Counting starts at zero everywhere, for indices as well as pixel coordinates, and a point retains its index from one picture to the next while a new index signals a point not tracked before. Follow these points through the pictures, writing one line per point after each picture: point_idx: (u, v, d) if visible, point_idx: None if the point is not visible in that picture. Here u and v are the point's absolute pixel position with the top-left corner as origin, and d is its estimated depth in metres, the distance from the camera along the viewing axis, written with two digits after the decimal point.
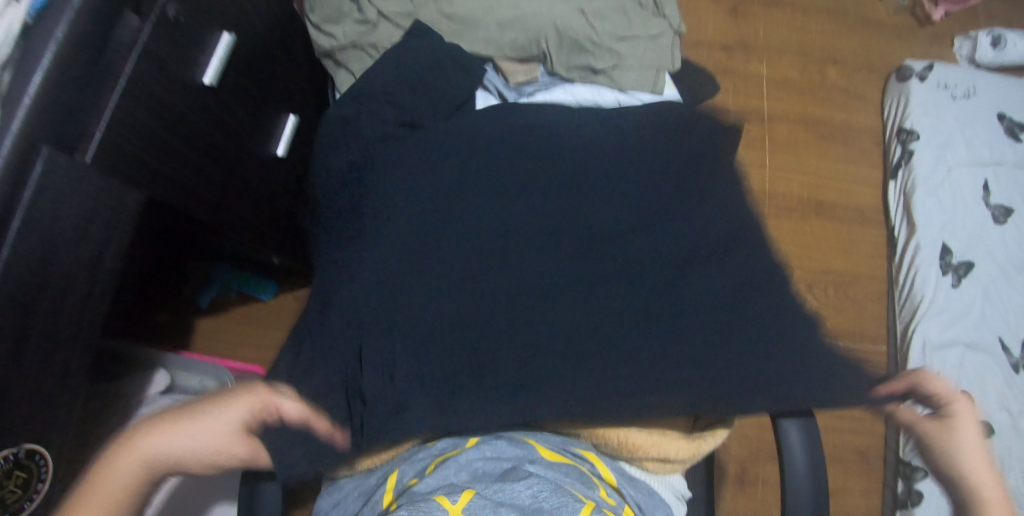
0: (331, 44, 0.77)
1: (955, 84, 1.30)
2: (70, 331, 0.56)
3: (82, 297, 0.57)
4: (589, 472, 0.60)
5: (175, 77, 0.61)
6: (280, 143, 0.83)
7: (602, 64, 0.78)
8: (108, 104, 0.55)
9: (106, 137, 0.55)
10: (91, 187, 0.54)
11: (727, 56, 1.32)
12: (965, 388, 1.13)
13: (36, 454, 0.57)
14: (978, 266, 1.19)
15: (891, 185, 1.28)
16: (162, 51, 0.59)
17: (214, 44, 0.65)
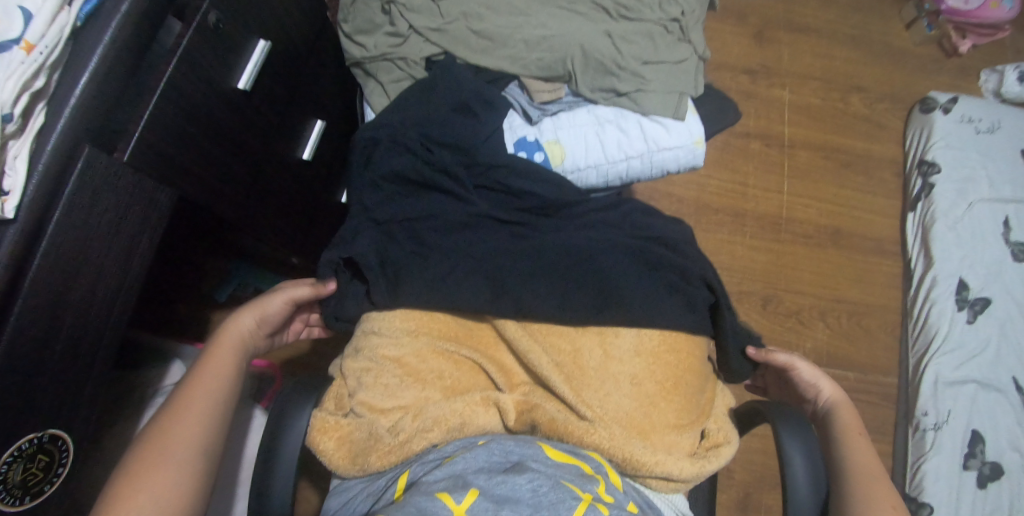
0: (362, 54, 0.79)
1: (979, 118, 1.29)
2: (98, 320, 0.57)
3: (112, 291, 0.58)
4: (594, 470, 0.61)
5: (212, 82, 0.63)
6: (308, 146, 0.84)
7: (626, 88, 0.79)
8: (147, 105, 0.56)
9: (144, 138, 0.57)
10: (128, 184, 0.56)
11: (750, 80, 1.33)
12: (975, 427, 1.13)
13: (60, 439, 0.57)
14: (994, 303, 1.18)
15: (909, 217, 1.28)
16: (202, 56, 0.61)
17: (250, 51, 0.67)
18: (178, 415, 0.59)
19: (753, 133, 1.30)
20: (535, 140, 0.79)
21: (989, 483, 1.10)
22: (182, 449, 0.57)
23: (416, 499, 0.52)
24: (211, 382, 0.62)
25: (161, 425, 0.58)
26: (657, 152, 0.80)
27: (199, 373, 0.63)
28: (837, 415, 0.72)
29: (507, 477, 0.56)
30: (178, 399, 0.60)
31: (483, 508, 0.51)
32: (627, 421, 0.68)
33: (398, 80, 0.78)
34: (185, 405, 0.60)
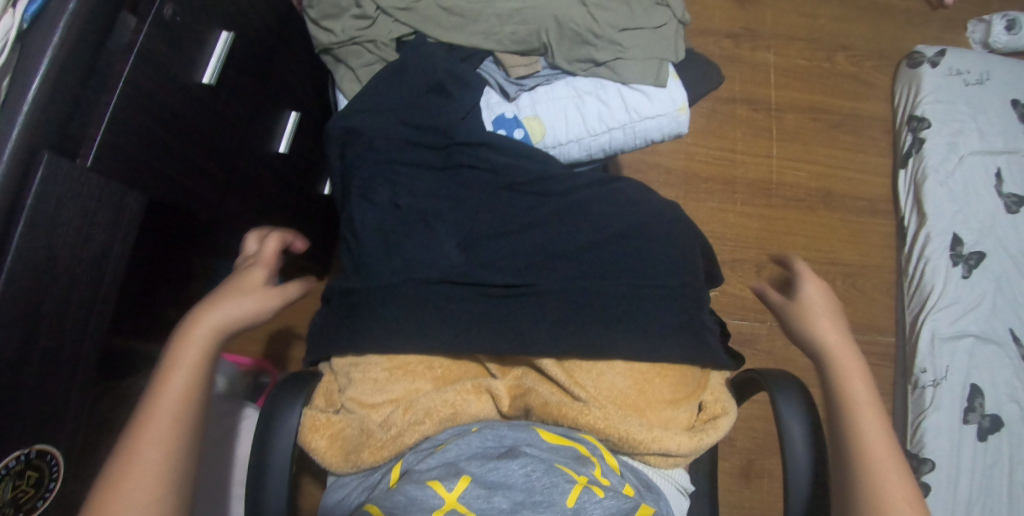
0: (330, 40, 0.76)
1: (968, 70, 1.27)
2: (76, 331, 0.56)
3: (86, 300, 0.56)
4: (589, 453, 0.61)
5: (173, 76, 0.61)
6: (282, 140, 0.83)
7: (604, 57, 0.77)
8: (107, 106, 0.55)
9: (108, 139, 0.55)
10: (94, 188, 0.55)
11: (733, 43, 1.30)
12: (974, 381, 1.13)
13: (46, 453, 0.56)
14: (990, 256, 1.18)
15: (901, 174, 1.26)
16: (160, 51, 0.59)
17: (212, 43, 0.65)
18: (156, 419, 0.55)
19: (739, 98, 1.28)
20: (513, 117, 0.77)
21: (989, 435, 1.11)
22: (146, 472, 0.53)
23: (406, 488, 0.53)
24: (185, 381, 0.58)
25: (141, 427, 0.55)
26: (639, 122, 0.78)
27: (168, 376, 0.58)
28: (836, 364, 0.68)
29: (501, 462, 0.55)
30: (151, 402, 0.56)
31: (474, 496, 0.52)
32: (622, 400, 0.67)
33: (369, 65, 0.76)
34: (133, 441, 0.54)
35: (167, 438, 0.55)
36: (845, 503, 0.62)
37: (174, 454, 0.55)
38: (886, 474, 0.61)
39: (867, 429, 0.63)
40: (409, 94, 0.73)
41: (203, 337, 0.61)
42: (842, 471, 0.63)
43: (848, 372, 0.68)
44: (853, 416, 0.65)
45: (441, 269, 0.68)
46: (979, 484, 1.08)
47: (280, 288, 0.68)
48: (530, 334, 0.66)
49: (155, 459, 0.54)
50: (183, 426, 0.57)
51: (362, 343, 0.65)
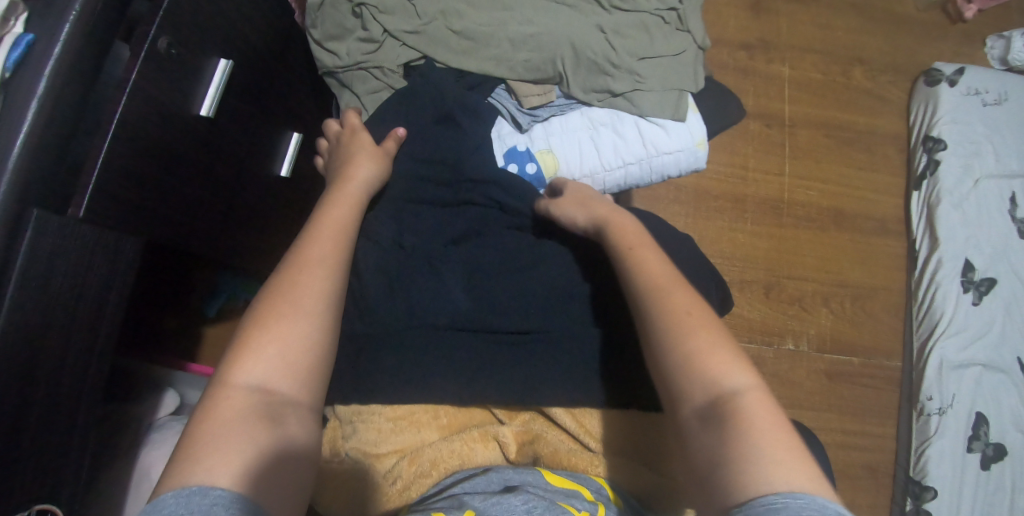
0: (335, 63, 0.72)
1: (986, 89, 1.24)
2: (71, 390, 0.53)
3: (83, 355, 0.54)
4: (593, 494, 0.59)
5: (171, 110, 0.58)
6: (285, 163, 0.79)
7: (621, 87, 0.73)
8: (99, 150, 0.52)
9: (100, 185, 0.52)
10: (87, 239, 0.52)
11: (747, 55, 1.26)
12: (980, 409, 1.12)
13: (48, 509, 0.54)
14: (1001, 283, 1.16)
15: (914, 195, 1.23)
16: (154, 85, 0.55)
17: (210, 72, 0.62)
18: (304, 271, 0.57)
19: (751, 112, 1.25)
20: (526, 150, 0.74)
21: (992, 463, 1.10)
22: (301, 317, 0.55)
23: None
24: (326, 240, 0.60)
25: (289, 278, 0.57)
26: (656, 156, 0.75)
27: (305, 245, 0.60)
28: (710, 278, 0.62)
29: (503, 497, 0.54)
30: (296, 261, 0.58)
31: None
32: (636, 452, 0.65)
33: (375, 92, 0.73)
34: (283, 310, 0.55)
35: (317, 310, 0.56)
36: (664, 377, 0.55)
37: (325, 332, 0.56)
38: (714, 355, 0.54)
39: (703, 321, 0.56)
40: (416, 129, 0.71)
41: (342, 223, 0.63)
42: (652, 340, 0.57)
43: (649, 257, 0.62)
44: (669, 295, 0.58)
45: (447, 311, 0.66)
46: (981, 513, 1.08)
47: (388, 157, 0.69)
48: (536, 378, 0.64)
49: (309, 332, 0.55)
50: (330, 306, 0.57)
51: (365, 387, 0.64)
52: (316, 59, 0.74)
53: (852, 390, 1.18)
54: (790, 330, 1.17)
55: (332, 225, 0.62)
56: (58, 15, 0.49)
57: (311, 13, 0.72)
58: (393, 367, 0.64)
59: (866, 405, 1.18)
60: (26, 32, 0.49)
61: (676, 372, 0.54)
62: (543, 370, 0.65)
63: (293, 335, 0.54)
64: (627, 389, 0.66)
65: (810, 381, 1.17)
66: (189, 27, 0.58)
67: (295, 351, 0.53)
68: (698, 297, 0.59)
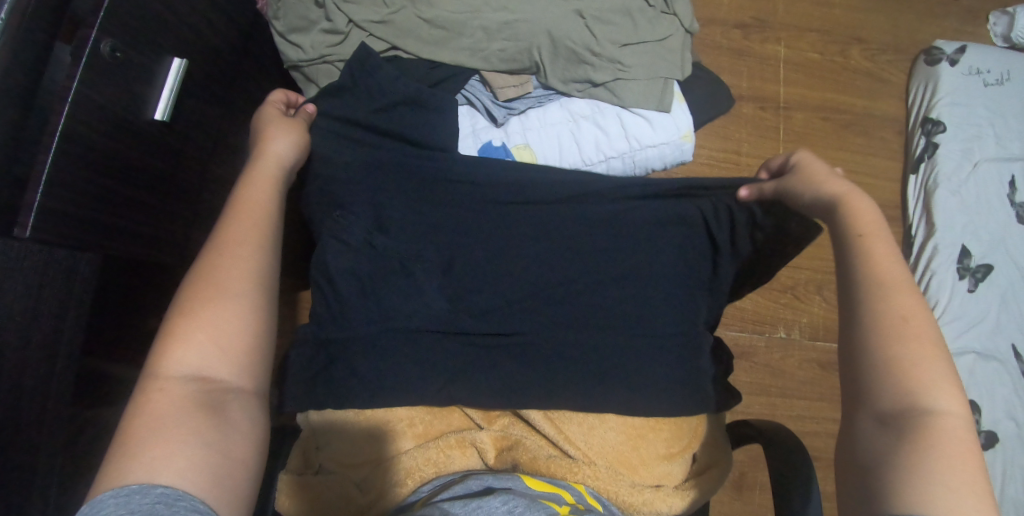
0: (299, 57, 0.69)
1: (989, 69, 1.20)
2: (32, 418, 0.52)
3: (41, 383, 0.52)
4: (574, 497, 0.60)
5: (119, 118, 0.56)
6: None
7: (603, 77, 0.70)
8: (44, 164, 0.50)
9: (47, 202, 0.50)
10: (38, 262, 0.50)
11: (742, 35, 1.21)
12: (973, 397, 1.11)
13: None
14: (997, 270, 1.14)
15: (911, 179, 1.20)
16: (100, 92, 0.53)
17: (164, 73, 0.59)
18: (226, 254, 0.55)
19: (745, 95, 1.20)
20: (501, 145, 0.71)
21: (983, 452, 1.09)
22: (226, 300, 0.53)
23: None
24: (249, 217, 0.58)
25: (212, 262, 0.55)
26: (639, 150, 0.72)
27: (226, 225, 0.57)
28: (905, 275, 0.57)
29: (484, 499, 0.55)
30: (217, 243, 0.56)
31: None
32: (614, 456, 0.65)
33: None
34: (207, 300, 0.53)
35: (242, 295, 0.54)
36: (856, 369, 0.54)
37: (256, 313, 0.54)
38: (926, 370, 0.52)
39: (914, 332, 0.53)
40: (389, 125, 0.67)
41: (261, 198, 0.60)
42: (857, 331, 0.55)
43: (881, 247, 0.57)
44: (891, 299, 0.54)
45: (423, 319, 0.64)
46: None
47: (303, 124, 0.66)
48: (515, 384, 0.64)
49: (239, 313, 0.53)
50: (258, 285, 0.56)
51: (341, 399, 0.62)
52: (281, 52, 0.71)
53: None
54: (782, 319, 1.15)
55: (255, 200, 0.59)
56: None
57: (274, 3, 0.69)
58: (364, 376, 0.62)
59: None
60: None
61: (867, 370, 0.54)
62: (521, 377, 0.64)
63: (220, 320, 0.52)
64: (606, 395, 0.65)
65: (802, 371, 1.15)
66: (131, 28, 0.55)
67: (225, 336, 0.52)
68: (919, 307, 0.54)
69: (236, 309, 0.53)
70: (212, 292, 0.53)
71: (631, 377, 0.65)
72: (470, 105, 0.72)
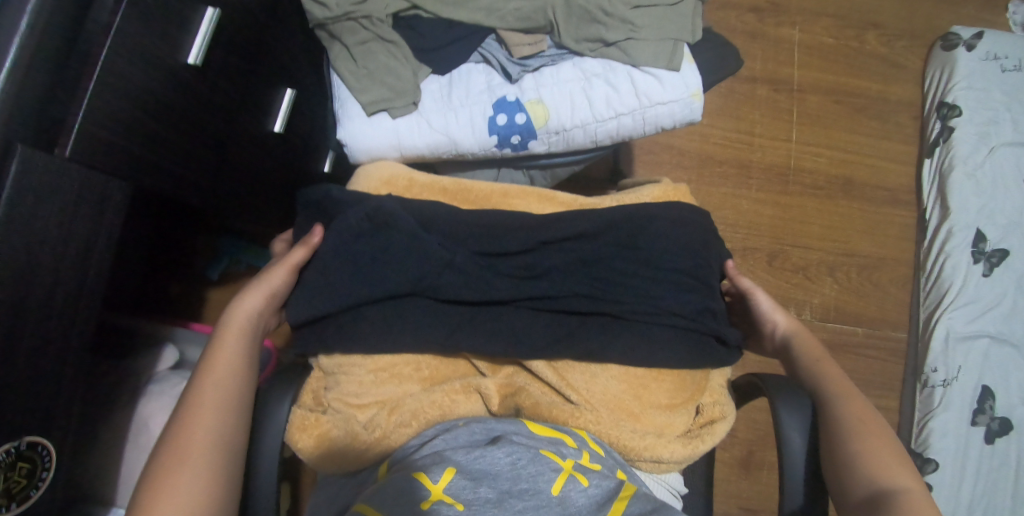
0: (324, 15, 0.70)
1: (1006, 55, 1.20)
2: (60, 327, 0.55)
3: (72, 294, 0.55)
4: (577, 442, 0.59)
5: (155, 59, 0.58)
6: (278, 118, 0.79)
7: (614, 37, 0.72)
8: (85, 93, 0.53)
9: (86, 127, 0.53)
10: (75, 179, 0.54)
11: (757, 19, 1.23)
12: (986, 382, 1.08)
13: (39, 444, 0.55)
14: (1013, 254, 1.12)
15: (926, 163, 1.21)
16: (139, 31, 0.56)
17: (199, 21, 0.62)
18: (198, 409, 0.53)
19: (759, 77, 1.22)
20: (516, 100, 0.72)
21: (997, 438, 1.07)
22: (190, 458, 0.50)
23: (389, 483, 0.51)
24: (223, 372, 0.56)
25: (183, 419, 0.53)
26: (649, 107, 0.74)
27: (200, 381, 0.55)
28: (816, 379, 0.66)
29: (487, 450, 0.54)
30: (194, 395, 0.54)
31: (462, 486, 0.50)
32: (615, 403, 0.64)
33: (365, 43, 0.71)
34: (179, 464, 0.50)
35: (226, 401, 0.54)
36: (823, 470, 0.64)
37: (225, 465, 0.52)
38: (879, 456, 0.57)
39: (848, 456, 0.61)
40: (406, 77, 0.70)
41: (235, 355, 0.58)
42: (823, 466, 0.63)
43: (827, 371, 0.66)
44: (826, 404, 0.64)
45: (449, 274, 0.61)
46: (983, 489, 1.05)
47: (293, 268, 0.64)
48: (519, 330, 0.62)
49: (204, 480, 0.50)
50: (231, 437, 0.53)
51: (345, 344, 0.62)
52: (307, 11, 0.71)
53: (857, 361, 1.16)
54: (793, 299, 1.15)
55: (232, 343, 0.58)
56: None
57: None
58: (371, 314, 0.61)
59: (870, 379, 1.16)
60: None
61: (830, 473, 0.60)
62: (527, 326, 0.63)
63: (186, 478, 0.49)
64: (613, 350, 0.63)
65: None
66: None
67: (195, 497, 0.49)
68: (856, 402, 0.61)
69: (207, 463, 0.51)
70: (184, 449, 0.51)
71: (640, 333, 0.63)
72: (485, 63, 0.74)
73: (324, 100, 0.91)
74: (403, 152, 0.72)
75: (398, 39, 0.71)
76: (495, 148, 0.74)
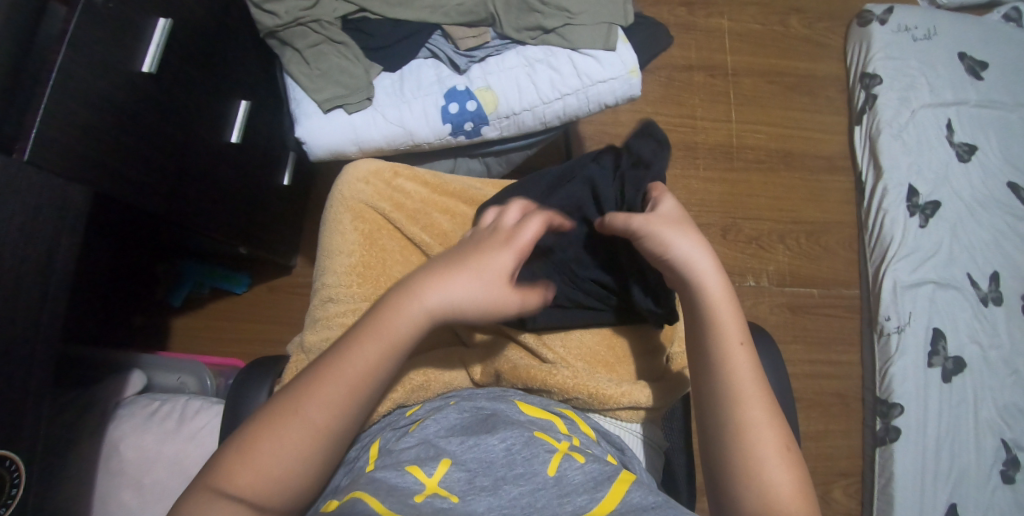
0: (273, 23, 0.71)
1: (916, 26, 1.30)
2: (25, 334, 0.54)
3: (36, 299, 0.55)
4: (566, 426, 0.60)
5: (113, 70, 0.61)
6: (234, 130, 0.81)
7: (553, 24, 0.77)
8: (42, 100, 0.54)
9: (44, 135, 0.54)
10: (35, 185, 0.55)
11: (688, 11, 1.31)
12: (936, 325, 1.15)
13: (4, 459, 0.54)
14: (945, 205, 1.20)
15: (857, 130, 1.29)
16: (95, 41, 0.58)
17: (150, 32, 0.64)
18: (317, 388, 0.53)
19: (695, 65, 1.29)
20: (465, 89, 0.76)
21: (953, 376, 1.13)
22: (292, 433, 0.51)
23: (383, 475, 0.51)
24: (357, 369, 0.53)
25: (300, 393, 0.53)
26: (591, 87, 0.78)
27: (344, 357, 0.53)
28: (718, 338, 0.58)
29: (481, 438, 0.55)
30: (319, 373, 0.53)
31: (456, 478, 0.52)
32: (591, 357, 0.70)
33: (316, 46, 0.74)
34: (266, 444, 0.51)
35: (344, 394, 0.53)
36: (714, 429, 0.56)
37: (318, 450, 0.52)
38: (780, 464, 0.53)
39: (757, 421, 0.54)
40: (355, 73, 0.74)
41: (374, 362, 0.53)
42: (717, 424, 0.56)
43: (738, 363, 0.57)
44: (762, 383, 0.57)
45: None
46: (947, 425, 1.11)
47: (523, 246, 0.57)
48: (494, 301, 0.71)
49: (301, 457, 0.51)
50: (339, 428, 0.53)
51: None
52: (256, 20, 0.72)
53: (816, 321, 1.22)
54: (750, 268, 1.21)
55: (396, 332, 0.54)
56: None
57: None
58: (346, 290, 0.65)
59: (831, 336, 1.21)
60: None
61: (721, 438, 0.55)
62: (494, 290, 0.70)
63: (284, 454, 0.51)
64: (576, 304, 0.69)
65: (773, 315, 1.20)
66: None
67: (286, 470, 0.51)
68: (774, 401, 0.56)
69: (305, 444, 0.52)
70: (295, 420, 0.52)
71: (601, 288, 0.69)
72: (434, 58, 0.78)
73: (280, 113, 0.93)
74: (361, 146, 0.75)
75: (348, 41, 0.75)
76: (449, 137, 0.77)
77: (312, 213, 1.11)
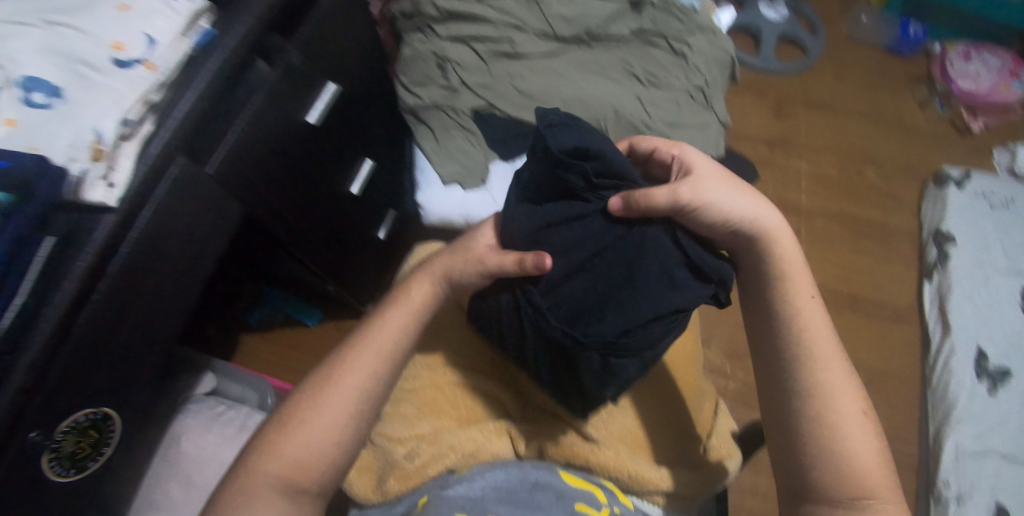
0: (416, 103, 0.79)
1: (994, 193, 1.34)
2: (151, 323, 0.60)
3: (172, 291, 0.61)
4: (609, 500, 0.61)
5: (287, 114, 0.68)
6: (356, 183, 0.88)
7: None
8: (235, 126, 0.61)
9: (227, 157, 0.61)
10: (208, 198, 0.60)
11: (768, 147, 1.39)
12: (1001, 501, 1.08)
13: (108, 417, 0.59)
14: (1016, 375, 1.18)
15: (926, 285, 1.30)
16: (281, 90, 0.66)
17: (320, 90, 0.73)
18: (338, 368, 0.56)
19: (771, 199, 1.35)
20: None
21: None
22: (314, 409, 0.54)
23: None
24: (370, 347, 0.57)
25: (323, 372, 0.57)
26: None
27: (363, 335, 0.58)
28: (799, 319, 0.56)
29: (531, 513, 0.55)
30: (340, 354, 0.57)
31: None
32: (632, 440, 0.68)
33: (448, 129, 0.78)
34: (295, 420, 0.54)
35: (359, 373, 0.56)
36: (786, 415, 0.54)
37: (339, 428, 0.54)
38: (865, 454, 0.51)
39: (850, 426, 0.52)
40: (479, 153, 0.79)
41: (388, 340, 0.58)
42: (792, 405, 0.54)
43: (828, 371, 0.54)
44: (837, 368, 0.54)
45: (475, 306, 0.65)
46: None
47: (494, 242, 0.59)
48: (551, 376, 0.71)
49: (324, 431, 0.54)
50: (358, 408, 0.55)
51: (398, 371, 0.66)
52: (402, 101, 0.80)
53: None
54: None
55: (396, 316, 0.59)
56: (234, 17, 0.58)
57: (402, 61, 0.79)
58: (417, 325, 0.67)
59: None
60: (210, 26, 0.58)
61: (807, 444, 0.52)
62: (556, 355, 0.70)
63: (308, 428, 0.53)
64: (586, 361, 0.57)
65: None
66: (313, 51, 0.70)
67: (309, 442, 0.53)
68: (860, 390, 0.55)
69: (328, 422, 0.54)
70: (314, 399, 0.55)
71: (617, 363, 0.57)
72: None
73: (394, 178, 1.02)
74: (468, 218, 0.78)
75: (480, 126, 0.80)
76: None
77: (392, 270, 1.18)
